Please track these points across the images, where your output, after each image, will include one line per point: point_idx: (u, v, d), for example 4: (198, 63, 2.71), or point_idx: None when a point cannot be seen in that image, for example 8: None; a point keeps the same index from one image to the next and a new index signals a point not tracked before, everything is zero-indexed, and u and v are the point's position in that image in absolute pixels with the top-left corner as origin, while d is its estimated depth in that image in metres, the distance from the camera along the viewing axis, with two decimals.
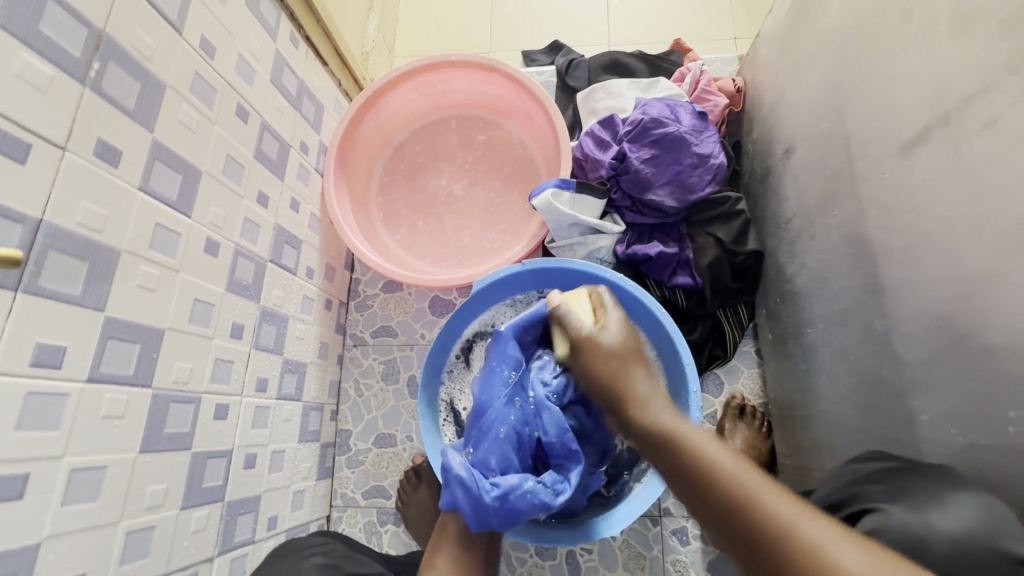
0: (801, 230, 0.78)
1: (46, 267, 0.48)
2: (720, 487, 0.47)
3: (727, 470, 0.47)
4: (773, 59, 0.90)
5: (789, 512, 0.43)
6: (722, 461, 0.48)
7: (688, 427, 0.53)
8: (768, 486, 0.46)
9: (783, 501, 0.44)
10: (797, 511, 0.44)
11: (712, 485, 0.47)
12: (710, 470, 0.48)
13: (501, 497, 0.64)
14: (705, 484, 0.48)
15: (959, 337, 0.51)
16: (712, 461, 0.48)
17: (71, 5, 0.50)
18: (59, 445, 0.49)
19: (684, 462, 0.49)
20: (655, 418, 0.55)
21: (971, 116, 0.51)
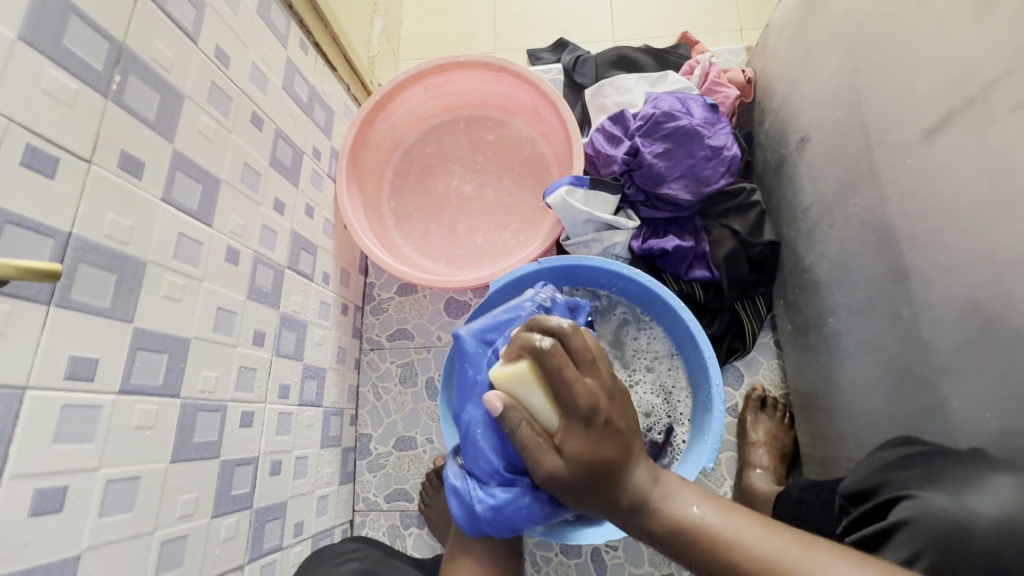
0: (820, 219, 0.78)
1: (77, 280, 0.48)
2: (730, 553, 0.46)
3: (738, 539, 0.47)
4: (785, 48, 0.89)
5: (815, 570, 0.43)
6: (718, 526, 0.48)
7: (681, 499, 0.51)
8: (778, 542, 0.46)
9: (795, 550, 0.45)
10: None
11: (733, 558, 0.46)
12: (716, 538, 0.47)
13: (494, 508, 0.63)
14: (713, 556, 0.47)
15: (992, 321, 0.51)
16: (722, 543, 0.47)
17: (92, 20, 0.50)
18: (94, 457, 0.49)
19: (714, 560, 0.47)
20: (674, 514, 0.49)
21: (997, 98, 0.50)
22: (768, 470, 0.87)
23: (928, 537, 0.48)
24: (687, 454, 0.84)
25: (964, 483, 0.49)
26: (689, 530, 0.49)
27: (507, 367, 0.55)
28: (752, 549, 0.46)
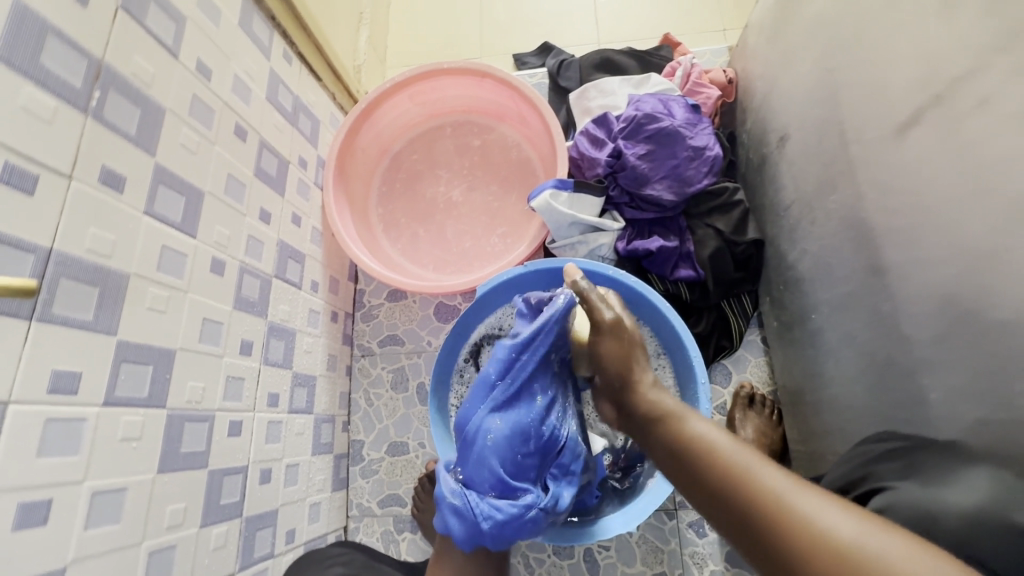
0: (800, 216, 0.79)
1: (59, 295, 0.49)
2: (711, 456, 0.49)
3: (726, 445, 0.50)
4: (764, 49, 0.90)
5: (782, 484, 0.44)
6: (715, 439, 0.51)
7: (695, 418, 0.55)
8: (764, 461, 0.47)
9: (774, 469, 0.46)
10: (815, 503, 0.42)
11: (709, 460, 0.49)
12: (709, 446, 0.50)
13: (501, 524, 0.64)
14: (696, 453, 0.51)
15: (964, 314, 0.52)
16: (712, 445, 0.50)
17: (69, 37, 0.51)
18: (79, 470, 0.50)
19: (692, 458, 0.50)
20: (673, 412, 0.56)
21: (963, 95, 0.51)
22: None
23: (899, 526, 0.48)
24: None
25: (939, 476, 0.50)
26: (688, 433, 0.53)
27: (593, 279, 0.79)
28: (738, 454, 0.48)
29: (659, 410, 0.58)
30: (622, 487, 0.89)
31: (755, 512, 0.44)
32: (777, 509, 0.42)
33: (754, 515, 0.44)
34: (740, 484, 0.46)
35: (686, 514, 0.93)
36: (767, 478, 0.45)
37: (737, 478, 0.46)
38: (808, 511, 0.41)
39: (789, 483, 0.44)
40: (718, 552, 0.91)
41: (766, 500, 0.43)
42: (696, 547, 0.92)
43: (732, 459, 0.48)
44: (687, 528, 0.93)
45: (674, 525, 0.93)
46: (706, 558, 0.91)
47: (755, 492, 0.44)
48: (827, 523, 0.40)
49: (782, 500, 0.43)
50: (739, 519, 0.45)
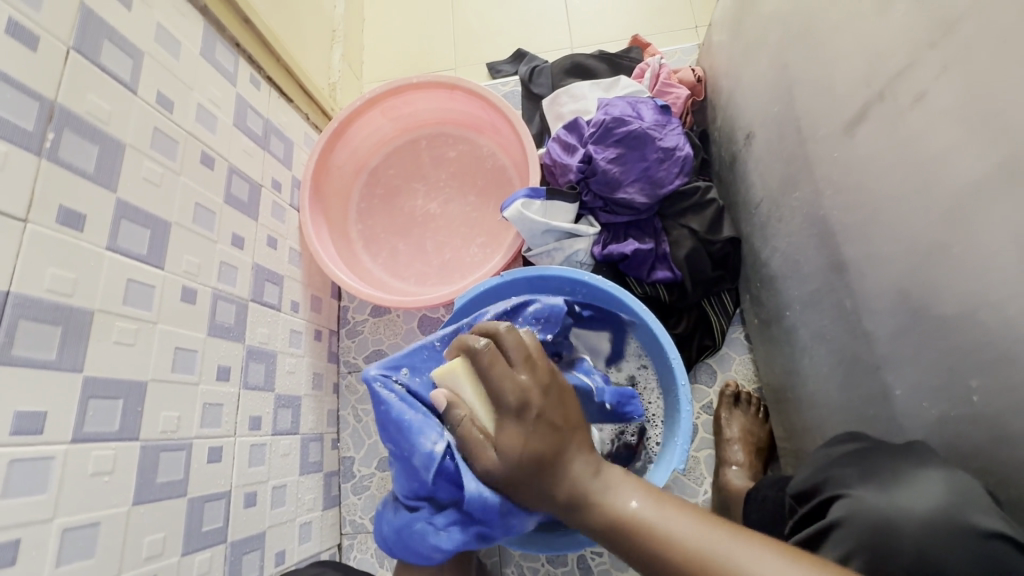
0: (769, 214, 0.78)
1: (19, 336, 0.50)
2: (666, 548, 0.48)
3: (669, 529, 0.49)
4: (726, 46, 0.90)
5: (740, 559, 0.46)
6: (653, 518, 0.50)
7: (620, 501, 0.52)
8: (712, 537, 0.48)
9: (723, 542, 0.47)
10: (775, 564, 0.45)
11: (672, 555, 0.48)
12: (659, 537, 0.49)
13: (396, 535, 0.67)
14: (654, 550, 0.49)
15: (919, 309, 0.51)
16: (661, 535, 0.49)
17: (19, 82, 0.52)
18: (48, 507, 0.51)
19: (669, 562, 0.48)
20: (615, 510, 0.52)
21: (902, 90, 0.50)
22: (743, 467, 0.87)
23: (863, 536, 0.48)
24: (662, 455, 0.84)
25: (895, 477, 0.50)
26: (625, 522, 0.51)
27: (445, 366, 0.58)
28: (686, 539, 0.48)
29: (580, 497, 0.53)
30: None
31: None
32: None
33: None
34: (713, 571, 0.46)
35: None
36: (730, 557, 0.46)
37: (711, 573, 0.46)
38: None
39: (743, 549, 0.46)
40: None
41: None
42: None
43: (682, 545, 0.48)
44: None
45: None
46: None
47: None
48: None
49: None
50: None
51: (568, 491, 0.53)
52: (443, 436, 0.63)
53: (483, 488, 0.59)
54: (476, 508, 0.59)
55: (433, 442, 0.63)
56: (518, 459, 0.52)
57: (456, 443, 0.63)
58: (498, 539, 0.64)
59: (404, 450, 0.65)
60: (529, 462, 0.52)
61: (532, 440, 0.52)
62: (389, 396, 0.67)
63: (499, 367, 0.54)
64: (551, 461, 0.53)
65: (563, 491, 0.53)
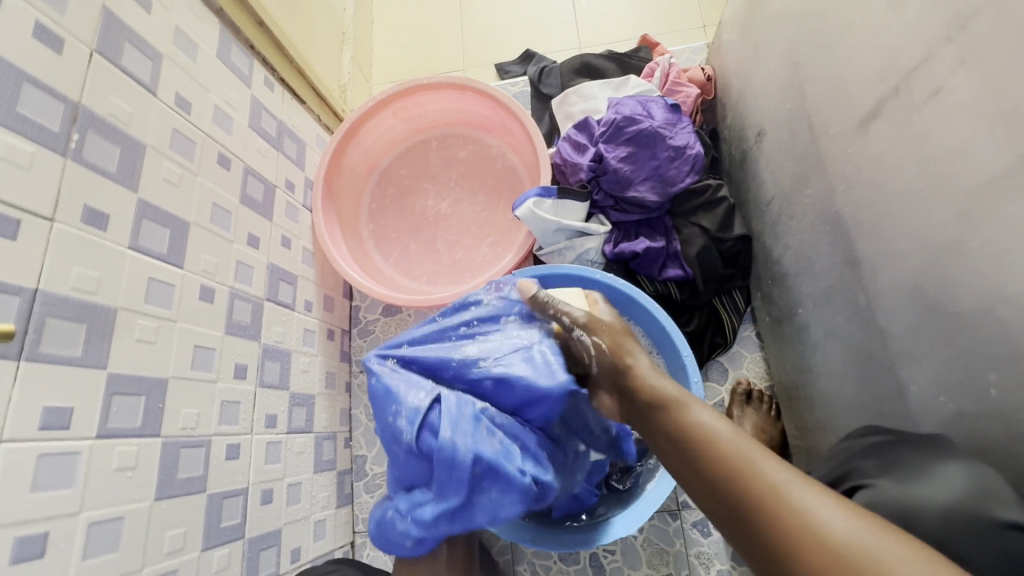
0: (781, 211, 0.79)
1: (45, 333, 0.51)
2: (714, 446, 0.50)
3: (728, 433, 0.51)
4: (736, 45, 0.90)
5: (779, 477, 0.46)
6: (716, 430, 0.52)
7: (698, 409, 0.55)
8: (760, 451, 0.49)
9: (769, 458, 0.48)
10: (811, 495, 0.44)
11: (713, 456, 0.50)
12: (711, 439, 0.51)
13: (378, 521, 0.68)
14: (704, 445, 0.51)
15: (936, 305, 0.52)
16: (714, 437, 0.51)
17: (44, 84, 0.53)
18: (75, 502, 0.52)
19: (709, 458, 0.50)
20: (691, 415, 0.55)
21: (917, 85, 0.51)
22: None
23: None
24: None
25: (917, 469, 0.50)
26: (694, 424, 0.53)
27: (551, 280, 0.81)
28: (738, 445, 0.49)
29: (660, 400, 0.58)
30: (621, 488, 0.89)
31: (758, 508, 0.45)
32: (773, 506, 0.44)
33: (752, 513, 0.45)
34: (745, 479, 0.47)
35: (689, 514, 0.93)
36: (768, 471, 0.46)
37: (740, 480, 0.47)
38: (804, 508, 0.43)
39: (788, 474, 0.46)
40: (724, 551, 0.91)
41: (768, 495, 0.45)
42: (701, 546, 0.91)
43: (730, 447, 0.49)
44: (691, 528, 0.92)
45: (678, 525, 0.92)
46: (712, 558, 0.90)
47: (757, 491, 0.46)
48: (819, 516, 0.42)
49: (778, 499, 0.44)
50: (738, 516, 0.46)
51: (654, 392, 0.59)
52: (427, 394, 0.64)
53: (456, 442, 0.60)
54: (447, 466, 0.60)
55: (417, 399, 0.64)
56: (600, 332, 0.68)
57: (428, 421, 0.63)
58: (473, 514, 0.62)
59: (383, 427, 0.66)
60: (600, 335, 0.67)
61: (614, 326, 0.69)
62: (380, 368, 0.68)
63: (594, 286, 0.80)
64: (621, 343, 0.66)
65: (653, 389, 0.59)
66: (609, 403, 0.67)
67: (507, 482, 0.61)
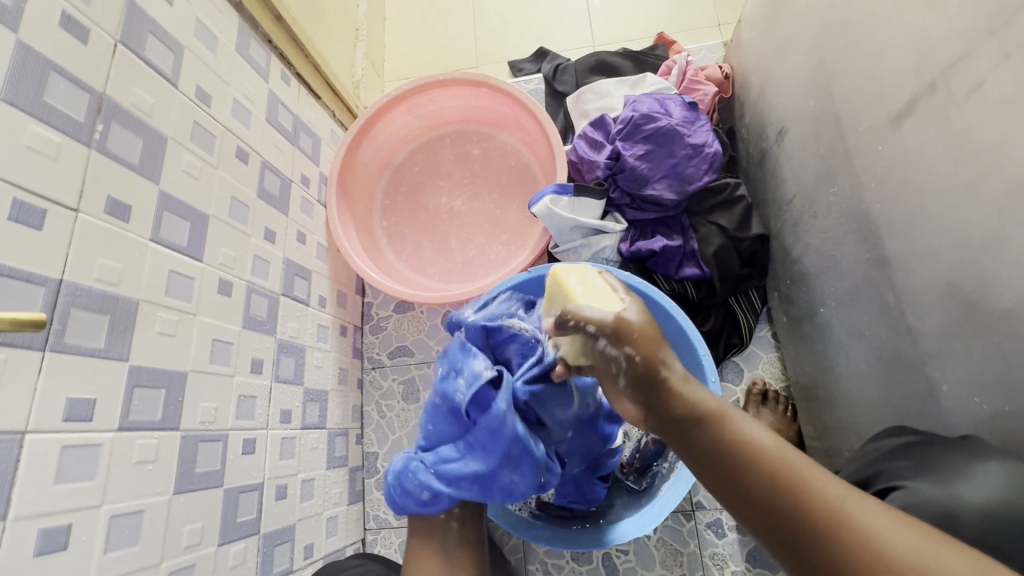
0: (804, 210, 0.78)
1: (70, 325, 0.50)
2: (767, 465, 0.44)
3: (779, 447, 0.44)
4: (757, 43, 0.90)
5: (837, 494, 0.41)
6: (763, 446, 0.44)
7: (732, 419, 0.47)
8: (809, 462, 0.44)
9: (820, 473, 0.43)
10: (872, 513, 0.40)
11: (766, 479, 0.43)
12: (758, 459, 0.44)
13: (395, 473, 0.68)
14: (755, 464, 0.44)
15: (973, 304, 0.51)
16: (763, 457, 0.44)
17: (71, 74, 0.53)
18: (97, 494, 0.51)
19: (762, 484, 0.43)
20: (727, 429, 0.46)
21: (955, 82, 0.50)
22: None
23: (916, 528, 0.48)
24: None
25: (953, 470, 0.50)
26: (740, 440, 0.45)
27: (567, 274, 0.59)
28: (791, 461, 0.43)
29: (690, 412, 0.47)
30: (638, 487, 0.88)
31: (827, 532, 0.40)
32: (847, 535, 0.39)
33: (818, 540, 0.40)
34: (808, 502, 0.41)
35: (703, 515, 0.92)
36: (827, 487, 0.42)
37: (803, 503, 0.41)
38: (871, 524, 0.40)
39: (844, 488, 0.42)
40: (739, 553, 0.90)
41: (830, 518, 0.40)
42: (715, 547, 0.90)
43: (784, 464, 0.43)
44: (705, 529, 0.91)
45: (692, 526, 0.92)
46: (726, 559, 0.89)
47: (824, 515, 0.41)
48: (886, 530, 0.39)
49: (846, 524, 0.40)
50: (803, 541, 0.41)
51: (689, 402, 0.48)
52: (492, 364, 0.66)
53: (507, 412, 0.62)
54: (488, 429, 0.62)
55: (480, 365, 0.66)
56: (632, 341, 0.49)
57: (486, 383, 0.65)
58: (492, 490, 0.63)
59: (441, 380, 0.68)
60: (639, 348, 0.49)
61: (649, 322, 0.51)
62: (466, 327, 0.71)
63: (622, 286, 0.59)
64: (658, 352, 0.49)
65: (688, 398, 0.48)
66: (634, 411, 0.52)
67: (529, 468, 0.63)
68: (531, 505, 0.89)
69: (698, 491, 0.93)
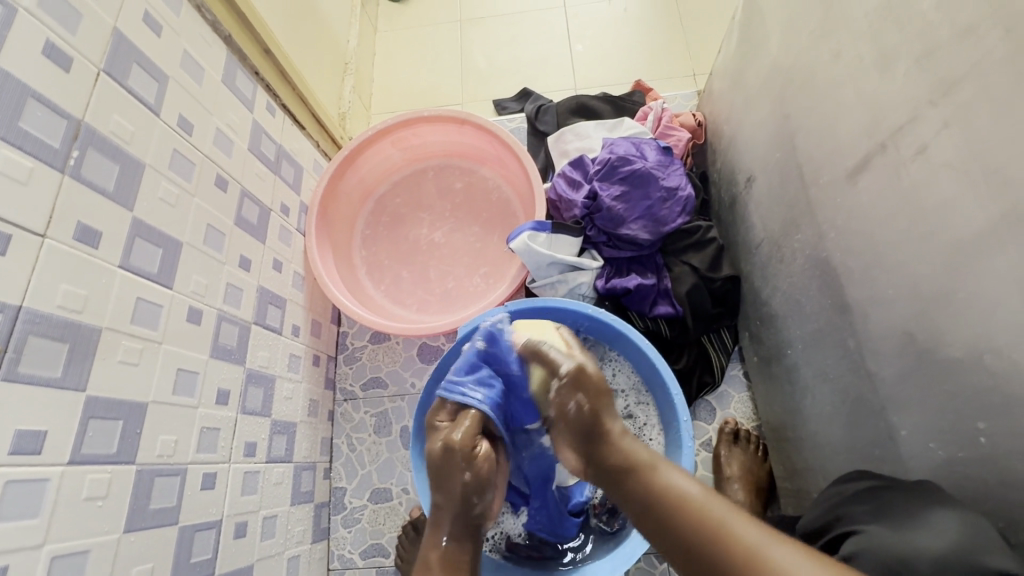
0: (771, 255, 0.81)
1: (26, 353, 0.49)
2: (689, 509, 0.54)
3: (712, 510, 0.53)
4: (728, 94, 0.95)
5: (755, 537, 0.49)
6: (686, 489, 0.56)
7: (665, 467, 0.59)
8: (728, 508, 0.53)
9: (744, 521, 0.51)
10: (765, 539, 0.49)
11: (686, 519, 0.53)
12: (676, 496, 0.55)
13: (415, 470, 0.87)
14: (689, 528, 0.53)
15: (925, 352, 0.54)
16: (682, 496, 0.55)
17: (49, 101, 0.53)
18: (39, 533, 0.49)
19: (685, 521, 0.53)
20: (658, 469, 0.59)
21: (903, 143, 0.53)
22: (743, 507, 0.87)
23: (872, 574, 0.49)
24: None
25: (910, 517, 0.51)
26: (669, 491, 0.56)
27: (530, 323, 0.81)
28: (710, 511, 0.53)
29: (631, 464, 0.61)
30: (609, 529, 0.86)
31: None
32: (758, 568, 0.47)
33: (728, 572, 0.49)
34: (724, 544, 0.50)
35: None
36: (743, 530, 0.50)
37: (711, 545, 0.51)
38: (784, 564, 0.46)
39: (759, 533, 0.50)
40: None
41: (745, 552, 0.49)
42: None
43: (710, 512, 0.53)
44: None
45: (664, 568, 0.90)
46: None
47: (738, 552, 0.49)
48: (773, 554, 0.48)
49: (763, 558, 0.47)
50: None
51: (626, 456, 0.61)
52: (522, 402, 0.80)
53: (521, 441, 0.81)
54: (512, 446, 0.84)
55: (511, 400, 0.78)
56: (584, 388, 0.68)
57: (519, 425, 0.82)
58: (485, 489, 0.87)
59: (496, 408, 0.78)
60: (585, 393, 0.67)
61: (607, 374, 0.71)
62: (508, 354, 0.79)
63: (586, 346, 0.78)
64: (602, 397, 0.67)
65: (623, 454, 0.62)
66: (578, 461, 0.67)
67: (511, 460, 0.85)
68: (501, 547, 0.87)
69: None
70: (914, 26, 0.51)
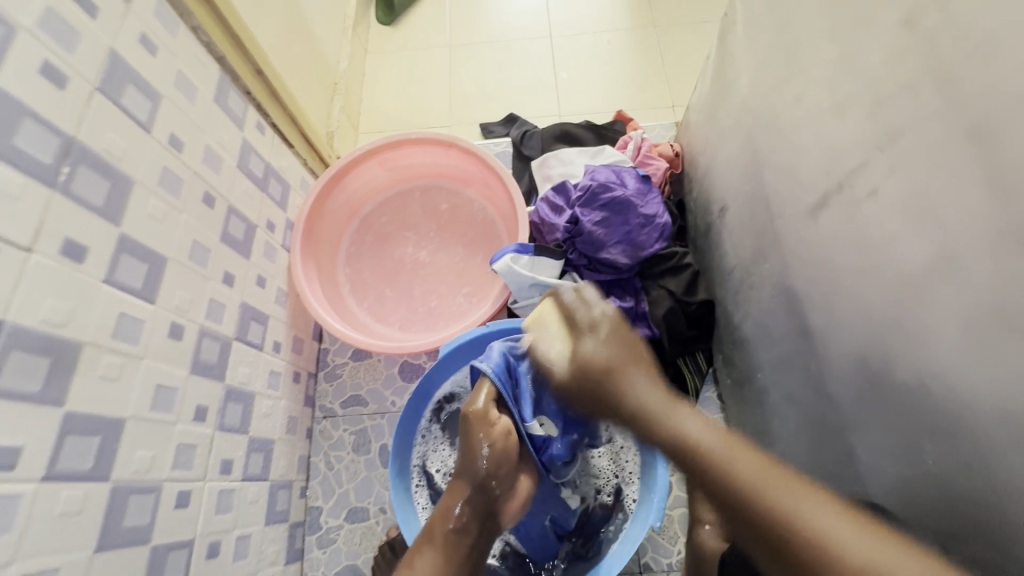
0: (742, 282, 0.85)
1: (5, 368, 0.49)
2: (718, 467, 0.53)
3: (744, 472, 0.52)
4: (703, 128, 1.00)
5: (791, 505, 0.49)
6: (713, 446, 0.55)
7: (687, 421, 0.58)
8: (758, 466, 0.52)
9: (782, 487, 0.50)
10: (799, 501, 0.49)
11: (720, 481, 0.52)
12: (705, 456, 0.54)
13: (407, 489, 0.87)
14: (720, 489, 0.52)
15: (877, 379, 0.57)
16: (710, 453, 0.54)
17: (44, 118, 0.54)
18: (7, 551, 0.48)
19: (716, 485, 0.52)
20: (679, 425, 0.58)
21: (857, 184, 0.58)
22: None
23: None
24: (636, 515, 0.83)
25: None
26: (690, 443, 0.56)
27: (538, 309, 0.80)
28: (744, 474, 0.52)
29: (650, 415, 0.60)
30: (584, 553, 0.87)
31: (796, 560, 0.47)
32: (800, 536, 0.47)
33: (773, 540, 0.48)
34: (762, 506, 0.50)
35: None
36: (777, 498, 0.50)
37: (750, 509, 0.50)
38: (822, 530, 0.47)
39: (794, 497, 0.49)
40: None
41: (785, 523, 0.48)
42: None
43: (738, 474, 0.52)
44: None
45: None
46: None
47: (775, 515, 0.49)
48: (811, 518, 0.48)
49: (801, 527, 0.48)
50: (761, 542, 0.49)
51: (639, 408, 0.61)
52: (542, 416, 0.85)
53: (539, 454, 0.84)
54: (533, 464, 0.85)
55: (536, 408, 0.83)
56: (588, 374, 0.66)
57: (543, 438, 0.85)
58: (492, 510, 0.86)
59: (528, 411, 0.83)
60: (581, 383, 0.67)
61: (610, 350, 0.68)
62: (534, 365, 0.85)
63: (582, 308, 0.74)
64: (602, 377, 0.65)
65: (635, 406, 0.62)
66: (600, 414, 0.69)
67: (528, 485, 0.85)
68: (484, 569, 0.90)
69: (646, 552, 0.94)
70: (867, 78, 0.56)
